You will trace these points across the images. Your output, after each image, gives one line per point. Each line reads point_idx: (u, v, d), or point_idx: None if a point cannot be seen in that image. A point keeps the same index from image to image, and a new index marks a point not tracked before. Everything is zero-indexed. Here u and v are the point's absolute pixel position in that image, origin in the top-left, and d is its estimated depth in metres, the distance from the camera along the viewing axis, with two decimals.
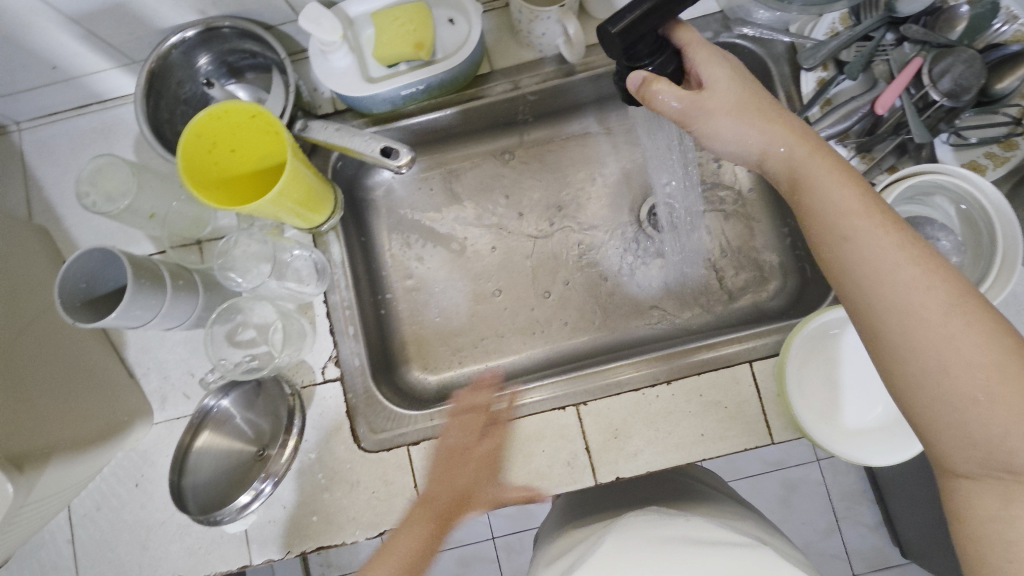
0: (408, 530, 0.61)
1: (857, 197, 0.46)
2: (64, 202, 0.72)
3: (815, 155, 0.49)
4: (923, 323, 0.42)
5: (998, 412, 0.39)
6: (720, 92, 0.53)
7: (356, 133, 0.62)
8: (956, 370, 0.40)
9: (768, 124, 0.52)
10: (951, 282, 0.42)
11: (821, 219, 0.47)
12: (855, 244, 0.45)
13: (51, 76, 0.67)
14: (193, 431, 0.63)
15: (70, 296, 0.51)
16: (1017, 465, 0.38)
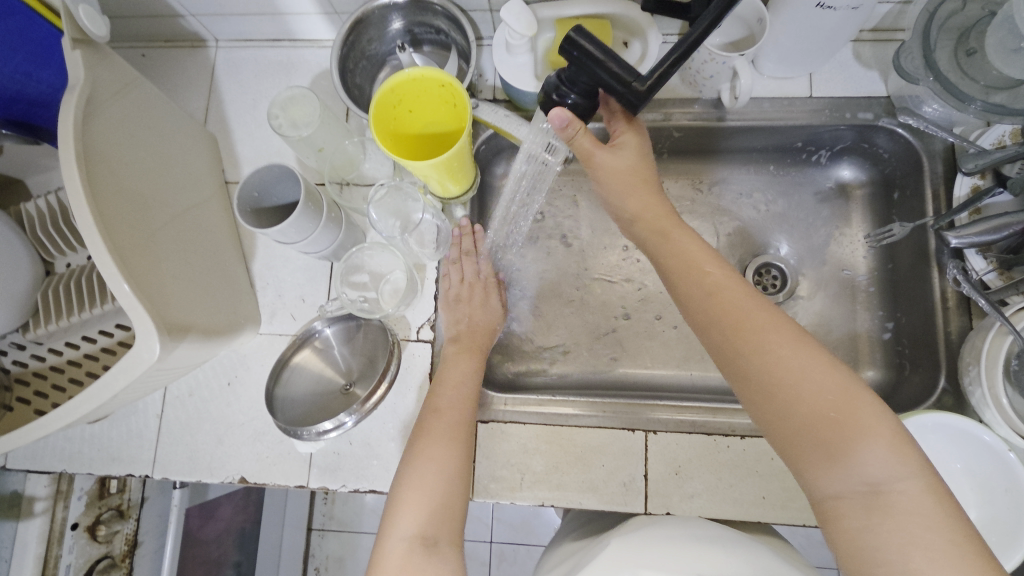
0: (437, 444, 0.57)
1: (706, 256, 0.56)
2: (237, 119, 0.80)
3: (676, 223, 0.59)
4: (775, 358, 0.49)
5: (845, 428, 0.45)
6: (624, 155, 0.61)
7: (522, 124, 0.66)
8: (808, 394, 0.47)
9: (650, 199, 0.61)
10: (788, 325, 0.50)
11: (684, 269, 0.56)
12: (719, 295, 0.53)
13: (264, 8, 0.74)
14: (295, 346, 0.69)
15: (244, 201, 0.59)
16: (873, 477, 0.44)
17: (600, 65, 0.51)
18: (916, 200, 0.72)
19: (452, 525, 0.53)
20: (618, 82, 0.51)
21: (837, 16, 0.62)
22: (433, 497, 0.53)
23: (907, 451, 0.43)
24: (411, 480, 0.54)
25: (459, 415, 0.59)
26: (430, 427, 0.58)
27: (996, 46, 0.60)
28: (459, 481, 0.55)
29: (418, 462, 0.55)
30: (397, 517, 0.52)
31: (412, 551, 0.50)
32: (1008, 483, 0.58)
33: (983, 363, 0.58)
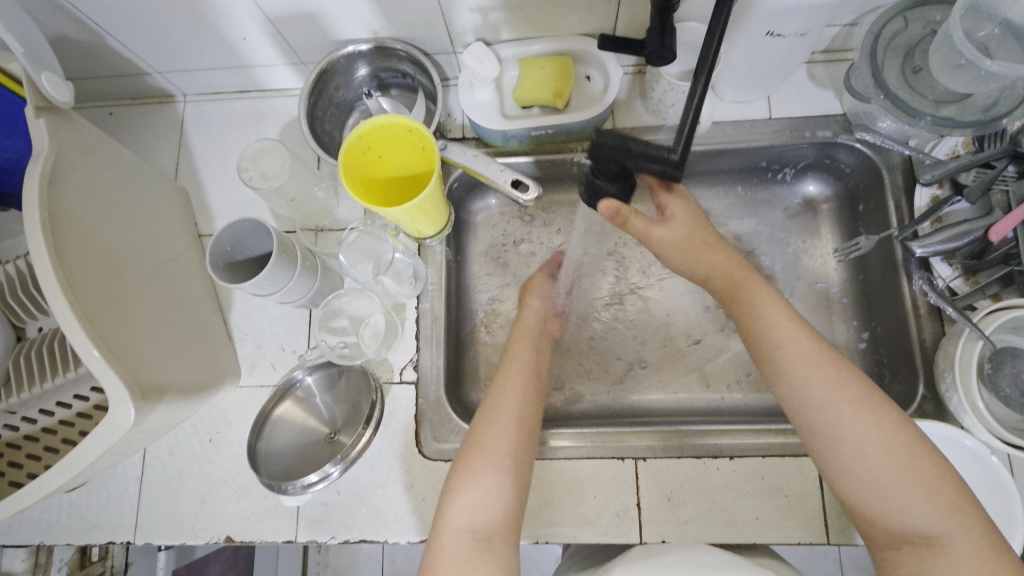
0: (497, 433, 0.58)
1: (780, 313, 0.58)
2: (208, 171, 0.80)
3: (754, 278, 0.61)
4: (841, 410, 0.51)
5: (909, 482, 0.47)
6: (680, 227, 0.62)
7: (491, 162, 0.65)
8: (874, 446, 0.49)
9: (712, 257, 0.62)
10: (858, 378, 0.52)
11: (751, 323, 0.58)
12: (788, 348, 0.55)
13: (230, 62, 0.75)
14: (276, 399, 0.68)
15: (217, 256, 0.58)
16: (928, 531, 0.46)
17: (626, 148, 0.51)
18: (880, 212, 0.74)
19: (509, 518, 0.54)
20: (652, 160, 0.51)
21: (787, 42, 0.65)
22: (489, 486, 0.55)
23: (965, 509, 0.46)
24: (462, 494, 0.55)
25: (511, 433, 0.58)
26: (489, 419, 0.59)
27: (940, 62, 0.62)
28: (518, 474, 0.56)
29: (467, 484, 0.55)
30: (450, 524, 0.53)
31: (464, 544, 0.52)
32: (993, 487, 0.58)
33: (956, 368, 0.59)
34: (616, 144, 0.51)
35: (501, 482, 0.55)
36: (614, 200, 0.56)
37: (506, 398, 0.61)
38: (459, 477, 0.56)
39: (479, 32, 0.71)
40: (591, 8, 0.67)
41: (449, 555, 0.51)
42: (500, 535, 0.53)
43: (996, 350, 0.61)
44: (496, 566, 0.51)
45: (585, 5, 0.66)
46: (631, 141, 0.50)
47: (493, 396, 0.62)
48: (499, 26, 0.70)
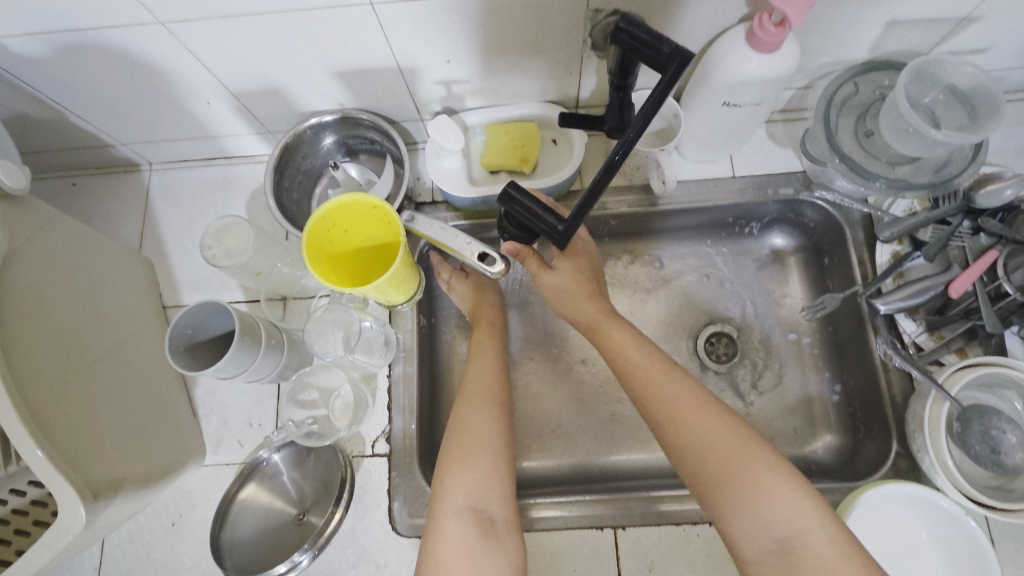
0: (478, 418, 0.63)
1: (632, 342, 0.63)
2: (174, 241, 0.78)
3: (607, 316, 0.66)
4: (684, 425, 0.56)
5: (750, 487, 0.52)
6: (563, 278, 0.68)
7: (458, 233, 0.64)
8: (712, 456, 0.54)
9: (587, 302, 0.67)
10: (699, 395, 0.58)
11: (614, 354, 0.64)
12: (639, 374, 0.61)
13: (196, 133, 0.75)
14: (240, 481, 0.66)
15: (177, 340, 0.56)
16: (787, 538, 0.49)
17: (526, 213, 0.55)
18: (845, 266, 0.75)
19: (507, 502, 0.59)
20: (543, 224, 0.55)
21: (744, 111, 0.66)
22: (478, 471, 0.59)
23: (805, 505, 0.50)
24: (454, 478, 0.59)
25: (489, 419, 0.63)
26: (470, 410, 0.64)
27: (890, 126, 0.63)
28: (504, 464, 0.61)
29: (455, 467, 0.59)
30: (450, 500, 0.57)
31: (468, 528, 0.56)
32: (971, 548, 0.58)
33: (926, 429, 0.60)
34: (517, 205, 0.55)
35: (486, 468, 0.60)
36: (515, 243, 0.66)
37: (478, 372, 0.68)
38: (448, 467, 0.60)
39: (445, 101, 0.72)
40: (554, 78, 0.68)
41: (453, 541, 0.55)
42: (500, 516, 0.58)
43: (964, 409, 0.61)
44: (499, 550, 0.55)
45: (548, 75, 0.68)
46: (518, 208, 0.55)
47: (466, 391, 0.66)
48: (464, 96, 0.71)
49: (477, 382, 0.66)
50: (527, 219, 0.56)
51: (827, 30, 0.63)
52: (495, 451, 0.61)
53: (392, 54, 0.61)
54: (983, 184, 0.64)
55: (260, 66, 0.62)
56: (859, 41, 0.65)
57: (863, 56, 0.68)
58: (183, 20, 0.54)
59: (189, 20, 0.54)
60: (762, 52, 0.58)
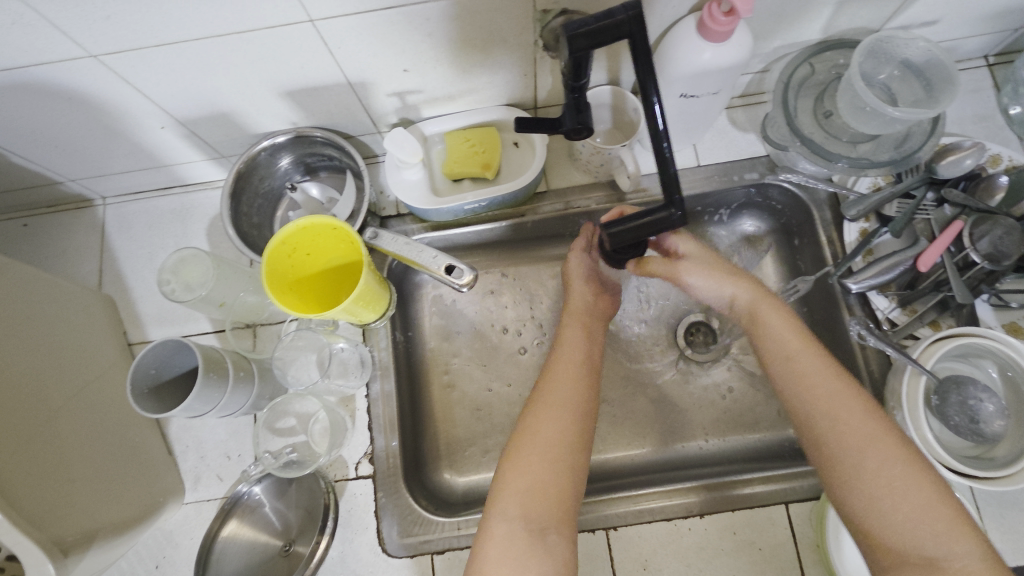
0: (547, 419, 0.57)
1: (794, 334, 0.56)
2: (135, 275, 0.76)
3: (765, 302, 0.59)
4: (842, 427, 0.50)
5: (905, 500, 0.46)
6: (694, 262, 0.62)
7: (423, 247, 0.65)
8: (870, 465, 0.48)
9: (747, 284, 0.61)
10: (857, 392, 0.52)
11: (772, 345, 0.57)
12: (796, 366, 0.55)
13: (147, 163, 0.72)
14: (222, 517, 0.65)
15: (140, 382, 0.54)
16: (928, 554, 0.44)
17: (638, 227, 0.52)
18: (814, 247, 0.76)
19: (562, 509, 0.54)
20: (659, 224, 0.51)
21: (702, 101, 0.66)
22: (545, 474, 0.54)
23: (960, 530, 0.44)
24: (509, 480, 0.55)
25: (560, 424, 0.57)
26: (542, 402, 0.59)
27: (847, 106, 0.63)
28: (571, 462, 0.56)
29: (512, 471, 0.55)
30: (504, 513, 0.53)
31: (518, 535, 0.52)
32: None
33: (905, 404, 0.60)
34: (626, 230, 0.52)
35: (554, 472, 0.55)
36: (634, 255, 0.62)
37: (561, 367, 0.62)
38: (511, 463, 0.56)
39: (401, 112, 0.70)
40: (510, 80, 0.67)
41: (501, 546, 0.51)
42: (550, 524, 0.53)
43: (940, 381, 0.61)
44: (548, 560, 0.51)
45: (502, 79, 0.67)
46: (635, 232, 0.52)
47: (544, 383, 0.61)
48: (420, 106, 0.70)
49: (565, 373, 0.61)
50: (646, 231, 0.53)
51: (777, 14, 0.62)
52: (571, 460, 0.56)
53: (340, 70, 0.60)
54: (943, 155, 0.65)
55: (205, 91, 0.60)
56: (809, 23, 0.65)
57: (815, 36, 0.68)
58: (117, 51, 0.52)
59: (124, 51, 0.53)
60: (713, 42, 0.57)
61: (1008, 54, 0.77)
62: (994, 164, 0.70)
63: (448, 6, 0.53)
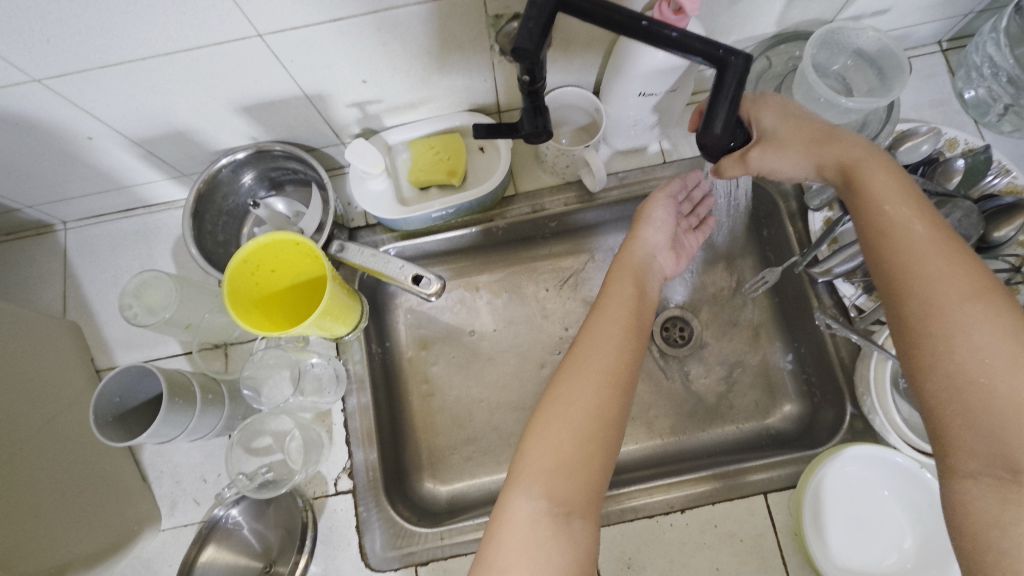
0: (580, 387, 0.55)
1: (899, 201, 0.50)
2: (100, 300, 0.74)
3: (863, 159, 0.53)
4: (939, 314, 0.44)
5: (1006, 401, 0.40)
6: (778, 133, 0.55)
7: (390, 258, 0.64)
8: (967, 359, 0.42)
9: (829, 148, 0.54)
10: (972, 269, 0.45)
11: (871, 209, 0.51)
12: (890, 240, 0.49)
13: (106, 185, 0.71)
14: (199, 543, 0.63)
15: (104, 411, 0.54)
16: (1017, 460, 0.39)
17: (733, 92, 0.48)
18: (782, 237, 0.76)
19: (588, 490, 0.51)
20: (739, 76, 0.48)
21: (661, 98, 0.67)
22: (572, 451, 0.52)
23: None
24: (534, 457, 0.52)
25: (598, 396, 0.55)
26: (576, 368, 0.57)
27: (804, 98, 0.64)
28: (602, 436, 0.53)
29: (535, 441, 0.53)
30: (523, 501, 0.50)
31: (540, 520, 0.49)
32: (929, 499, 0.59)
33: (873, 390, 0.62)
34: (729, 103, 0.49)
35: (582, 449, 0.52)
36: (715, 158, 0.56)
37: (603, 337, 0.59)
38: (536, 437, 0.53)
39: (363, 122, 0.70)
40: (470, 85, 0.67)
41: (521, 531, 0.49)
42: (574, 505, 0.50)
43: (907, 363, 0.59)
44: (569, 547, 0.48)
45: (462, 84, 0.66)
46: (735, 99, 0.49)
47: (583, 344, 0.59)
48: (382, 115, 0.69)
49: (607, 333, 0.59)
50: (739, 92, 0.49)
51: (729, 10, 0.63)
52: (598, 436, 0.53)
53: (295, 83, 0.59)
54: (902, 142, 0.68)
55: (158, 110, 0.59)
56: (763, 17, 0.66)
57: (770, 30, 0.69)
58: (61, 75, 0.51)
59: (68, 74, 0.52)
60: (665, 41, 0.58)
61: (961, 38, 0.78)
62: (952, 147, 0.71)
63: (398, 14, 0.53)
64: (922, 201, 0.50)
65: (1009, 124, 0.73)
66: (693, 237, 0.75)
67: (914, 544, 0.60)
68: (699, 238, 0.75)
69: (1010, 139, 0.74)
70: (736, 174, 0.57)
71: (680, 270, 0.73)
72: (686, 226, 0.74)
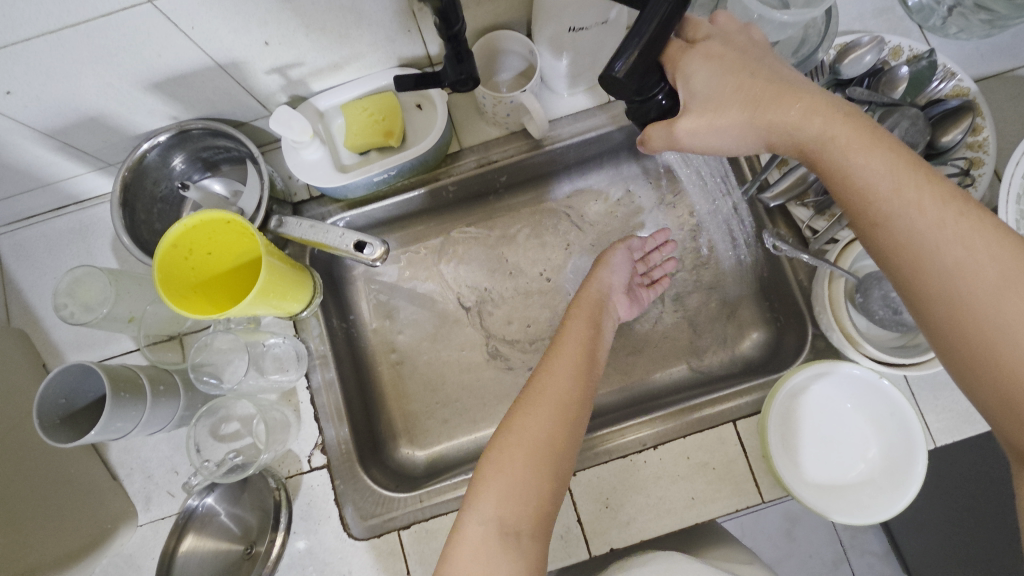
0: (528, 414, 0.55)
1: (886, 173, 0.42)
2: (43, 304, 0.72)
3: (828, 125, 0.44)
4: (969, 315, 0.38)
5: None
6: (708, 101, 0.48)
7: (329, 227, 0.62)
8: (1013, 365, 0.36)
9: (771, 115, 0.46)
10: (998, 244, 0.38)
11: (859, 193, 0.43)
12: (886, 229, 0.41)
13: (27, 184, 0.67)
14: (177, 533, 0.63)
15: (49, 413, 0.53)
16: None
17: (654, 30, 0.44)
18: (733, 166, 0.76)
19: (538, 513, 0.52)
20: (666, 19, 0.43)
21: (593, 32, 0.63)
22: (523, 475, 0.52)
23: None
24: (482, 491, 0.52)
25: (548, 421, 0.55)
26: (532, 397, 0.57)
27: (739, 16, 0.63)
28: (554, 463, 0.54)
29: (484, 478, 0.52)
30: (471, 520, 0.51)
31: (490, 540, 0.49)
32: (891, 408, 0.60)
33: (827, 307, 0.62)
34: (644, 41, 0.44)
35: (534, 475, 0.52)
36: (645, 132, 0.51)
37: (558, 372, 0.59)
38: (491, 462, 0.53)
39: (289, 89, 0.66)
40: (392, 38, 0.63)
41: (472, 551, 0.49)
42: (524, 526, 0.51)
43: (861, 280, 0.62)
44: (520, 564, 0.49)
45: (384, 37, 0.63)
46: (650, 40, 0.44)
47: (540, 373, 0.60)
48: (306, 80, 0.66)
49: (563, 363, 0.60)
50: (661, 36, 0.44)
51: None
52: (546, 463, 0.53)
53: (201, 51, 0.55)
54: (845, 55, 0.68)
55: (62, 96, 0.56)
56: None
57: None
58: None
59: None
60: None
61: None
62: (896, 56, 0.70)
63: None
64: (922, 167, 0.41)
65: (954, 26, 0.72)
66: (647, 292, 0.76)
67: (878, 453, 0.61)
68: (654, 295, 0.77)
69: (955, 41, 0.73)
70: (663, 146, 0.52)
71: (630, 315, 0.74)
72: (640, 280, 0.76)
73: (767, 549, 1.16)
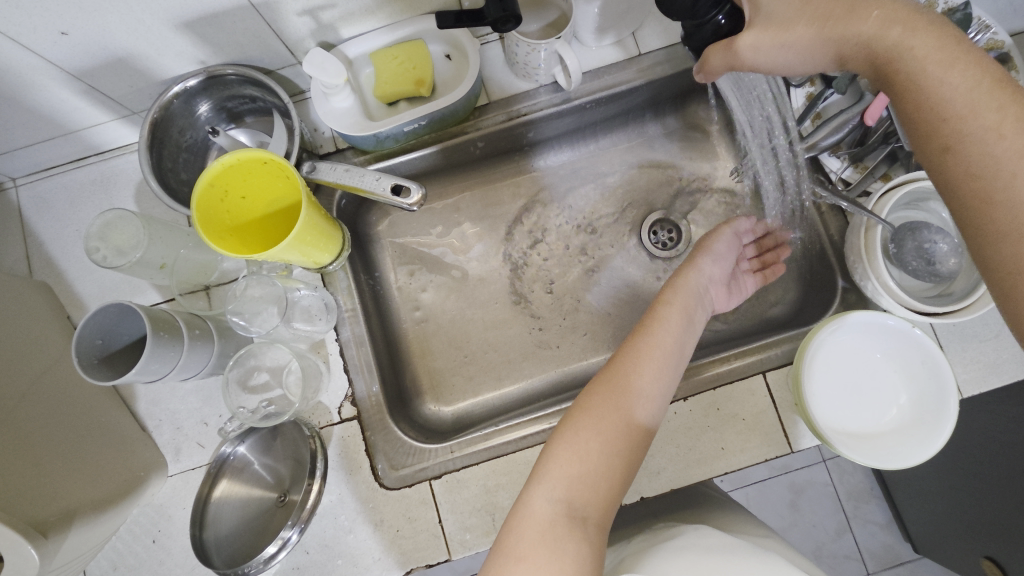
0: (604, 394, 0.56)
1: (966, 95, 0.41)
2: (67, 257, 0.71)
3: (911, 43, 0.43)
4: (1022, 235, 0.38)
5: None
6: (776, 15, 0.48)
7: (365, 172, 0.64)
8: None
9: (845, 27, 0.45)
10: None
11: (935, 112, 0.43)
12: (956, 151, 0.42)
13: (50, 131, 0.66)
14: (210, 481, 0.63)
15: (87, 353, 0.53)
16: None
17: None
18: None
19: (606, 498, 0.52)
20: None
21: None
22: (595, 459, 0.52)
23: None
24: (551, 468, 0.52)
25: (623, 408, 0.55)
26: (610, 383, 0.57)
27: None
28: (628, 453, 0.53)
29: (553, 455, 0.53)
30: (538, 496, 0.50)
31: (558, 520, 0.49)
32: (922, 356, 0.60)
33: (863, 256, 0.62)
34: None
35: (607, 463, 0.52)
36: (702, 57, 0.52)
37: (638, 358, 0.58)
38: (563, 442, 0.53)
39: (318, 35, 0.65)
40: None
41: (539, 527, 0.48)
42: (592, 509, 0.51)
43: (896, 229, 0.62)
44: (587, 548, 0.48)
45: None
46: None
47: (621, 359, 0.59)
48: (336, 25, 0.65)
49: (646, 352, 0.59)
50: None
51: None
52: (618, 448, 0.53)
53: None
54: None
55: (92, 32, 0.54)
56: None
57: None
58: None
59: None
60: None
61: None
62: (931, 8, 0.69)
63: None
64: (1007, 87, 0.40)
65: None
66: (752, 279, 0.73)
67: (909, 401, 0.61)
68: (759, 281, 0.73)
69: None
70: (720, 66, 0.52)
71: (726, 306, 0.72)
72: (744, 267, 0.74)
73: (772, 519, 1.17)
